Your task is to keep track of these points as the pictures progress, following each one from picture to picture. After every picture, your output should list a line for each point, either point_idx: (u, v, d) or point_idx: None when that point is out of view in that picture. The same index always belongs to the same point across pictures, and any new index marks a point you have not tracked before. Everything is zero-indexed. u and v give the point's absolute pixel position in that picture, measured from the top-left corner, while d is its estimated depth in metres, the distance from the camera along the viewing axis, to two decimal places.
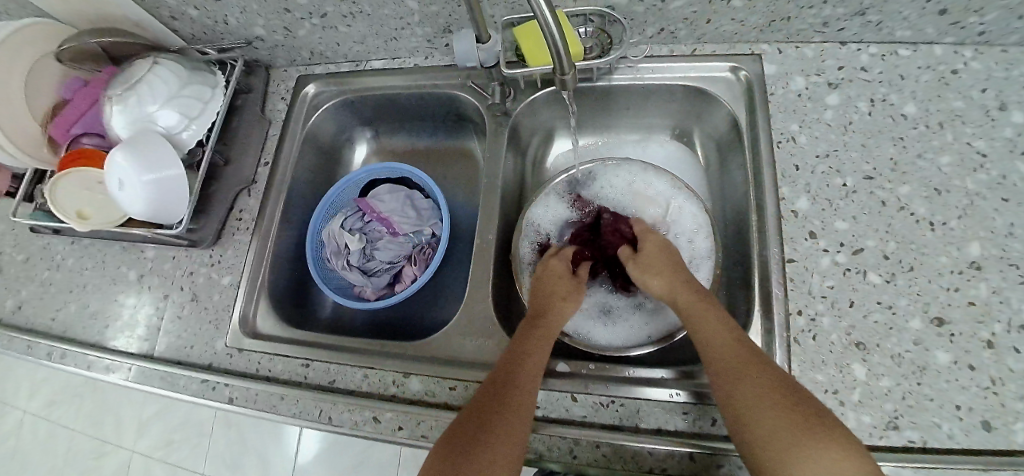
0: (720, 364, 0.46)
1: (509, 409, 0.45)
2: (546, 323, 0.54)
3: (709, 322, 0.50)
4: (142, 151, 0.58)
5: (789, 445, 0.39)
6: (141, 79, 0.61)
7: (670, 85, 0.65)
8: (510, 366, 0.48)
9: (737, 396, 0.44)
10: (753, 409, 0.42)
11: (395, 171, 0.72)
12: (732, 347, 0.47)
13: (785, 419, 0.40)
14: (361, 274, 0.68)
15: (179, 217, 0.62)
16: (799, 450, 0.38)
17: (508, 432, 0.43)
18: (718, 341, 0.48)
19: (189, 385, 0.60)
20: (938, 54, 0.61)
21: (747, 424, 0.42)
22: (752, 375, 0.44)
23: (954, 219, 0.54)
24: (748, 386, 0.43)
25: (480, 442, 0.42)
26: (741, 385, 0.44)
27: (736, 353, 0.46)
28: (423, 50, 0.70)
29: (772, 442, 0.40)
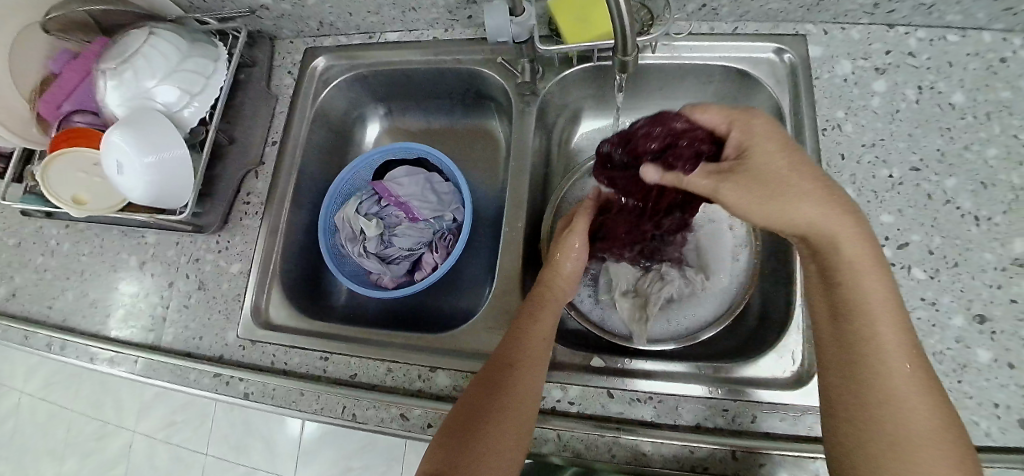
0: (869, 338, 0.37)
1: (511, 405, 0.43)
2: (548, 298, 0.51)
3: (870, 279, 0.38)
4: (141, 130, 0.53)
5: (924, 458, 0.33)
6: (137, 51, 0.56)
7: (711, 65, 0.62)
8: (510, 359, 0.46)
9: (891, 370, 0.36)
10: (895, 402, 0.35)
11: (413, 151, 0.68)
12: (892, 321, 0.37)
13: (932, 425, 0.34)
14: (378, 261, 0.65)
15: (183, 202, 0.59)
16: (916, 452, 0.33)
17: (503, 433, 0.41)
18: (879, 308, 0.37)
19: (200, 380, 0.57)
20: (986, 41, 0.58)
21: (885, 416, 0.35)
22: (903, 360, 0.36)
23: (1001, 214, 0.52)
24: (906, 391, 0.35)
25: (475, 446, 0.40)
26: (894, 364, 0.36)
27: (891, 325, 0.37)
28: (443, 21, 0.65)
29: (889, 436, 0.34)
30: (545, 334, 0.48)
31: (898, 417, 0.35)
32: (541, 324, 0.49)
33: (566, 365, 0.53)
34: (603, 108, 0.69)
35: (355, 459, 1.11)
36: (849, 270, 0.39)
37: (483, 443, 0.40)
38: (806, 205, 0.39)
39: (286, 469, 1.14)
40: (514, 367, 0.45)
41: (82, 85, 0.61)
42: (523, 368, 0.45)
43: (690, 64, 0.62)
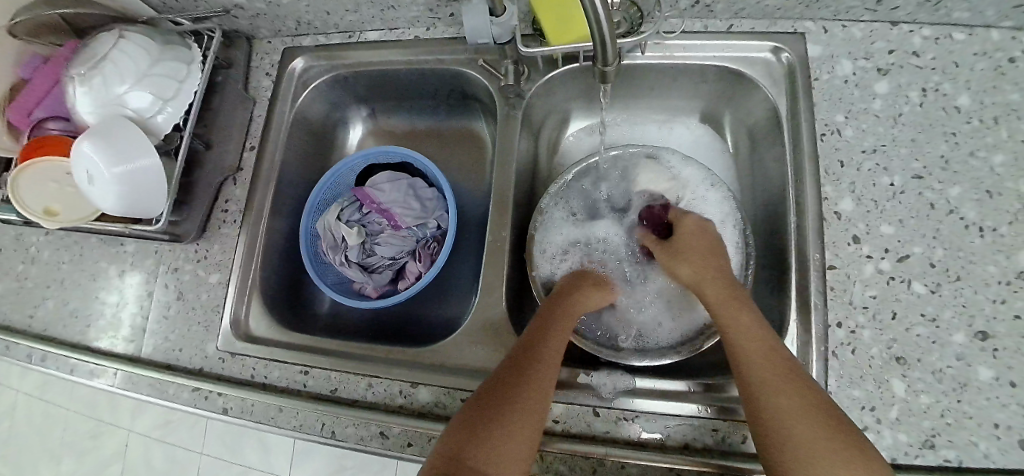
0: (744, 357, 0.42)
1: (526, 393, 0.40)
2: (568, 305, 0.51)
3: (739, 316, 0.45)
4: (110, 139, 0.51)
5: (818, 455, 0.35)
6: (105, 56, 0.54)
7: (704, 65, 0.59)
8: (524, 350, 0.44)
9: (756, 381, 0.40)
10: (783, 409, 0.38)
11: (396, 155, 0.66)
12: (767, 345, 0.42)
13: (803, 421, 0.37)
14: (360, 270, 0.63)
15: (157, 212, 0.57)
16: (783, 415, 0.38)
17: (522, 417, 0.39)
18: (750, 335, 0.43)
19: (180, 394, 0.56)
20: (995, 39, 0.55)
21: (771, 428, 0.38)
22: (769, 365, 0.41)
23: (1007, 225, 0.49)
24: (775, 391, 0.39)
25: (491, 429, 0.37)
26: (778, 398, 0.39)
27: (768, 347, 0.42)
28: (424, 20, 0.62)
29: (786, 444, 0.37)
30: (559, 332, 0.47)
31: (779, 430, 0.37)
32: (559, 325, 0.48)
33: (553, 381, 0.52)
34: (592, 109, 0.67)
35: (349, 458, 1.11)
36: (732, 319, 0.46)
37: (503, 428, 0.37)
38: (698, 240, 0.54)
39: (280, 468, 1.14)
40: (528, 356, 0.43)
41: (53, 90, 0.58)
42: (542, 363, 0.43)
43: (683, 64, 0.59)
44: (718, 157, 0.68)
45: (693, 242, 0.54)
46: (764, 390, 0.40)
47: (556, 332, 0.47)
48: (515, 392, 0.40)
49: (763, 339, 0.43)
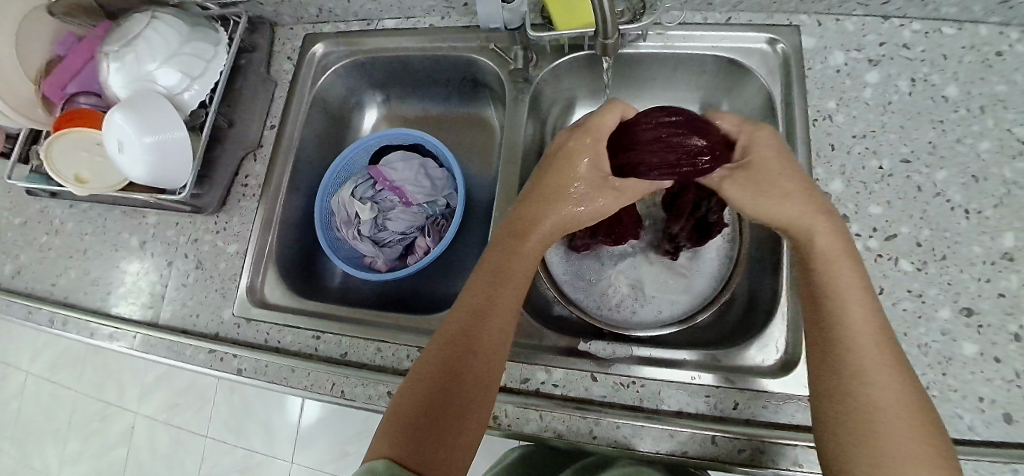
0: (840, 311, 0.39)
1: (470, 390, 0.41)
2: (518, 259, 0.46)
3: (838, 258, 0.41)
4: (141, 111, 0.55)
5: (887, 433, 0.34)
6: (140, 35, 0.58)
7: (703, 55, 0.62)
8: (468, 334, 0.43)
9: (852, 343, 0.37)
10: (869, 379, 0.36)
11: (408, 137, 0.69)
12: (863, 302, 0.39)
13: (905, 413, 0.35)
14: (372, 244, 0.66)
15: (181, 183, 0.60)
16: (880, 398, 0.35)
17: (460, 413, 0.40)
18: (849, 289, 0.40)
19: (196, 356, 0.59)
20: (982, 34, 0.58)
21: (858, 397, 0.36)
22: (865, 329, 0.38)
23: (991, 208, 0.52)
24: (873, 357, 0.37)
25: (436, 430, 0.38)
26: (864, 360, 0.37)
27: (865, 307, 0.39)
28: (439, 9, 0.66)
29: (863, 417, 0.35)
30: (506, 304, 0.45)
31: (861, 400, 0.36)
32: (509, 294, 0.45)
33: (553, 349, 0.54)
34: (596, 97, 0.70)
35: (350, 443, 1.13)
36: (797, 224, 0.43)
37: (445, 433, 0.38)
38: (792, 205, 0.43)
39: (283, 452, 1.15)
40: (470, 343, 0.42)
41: (86, 65, 0.62)
42: (484, 347, 0.42)
43: (685, 53, 0.62)
44: None
45: (770, 166, 0.45)
46: (857, 350, 0.37)
47: (501, 306, 0.44)
48: (453, 391, 0.40)
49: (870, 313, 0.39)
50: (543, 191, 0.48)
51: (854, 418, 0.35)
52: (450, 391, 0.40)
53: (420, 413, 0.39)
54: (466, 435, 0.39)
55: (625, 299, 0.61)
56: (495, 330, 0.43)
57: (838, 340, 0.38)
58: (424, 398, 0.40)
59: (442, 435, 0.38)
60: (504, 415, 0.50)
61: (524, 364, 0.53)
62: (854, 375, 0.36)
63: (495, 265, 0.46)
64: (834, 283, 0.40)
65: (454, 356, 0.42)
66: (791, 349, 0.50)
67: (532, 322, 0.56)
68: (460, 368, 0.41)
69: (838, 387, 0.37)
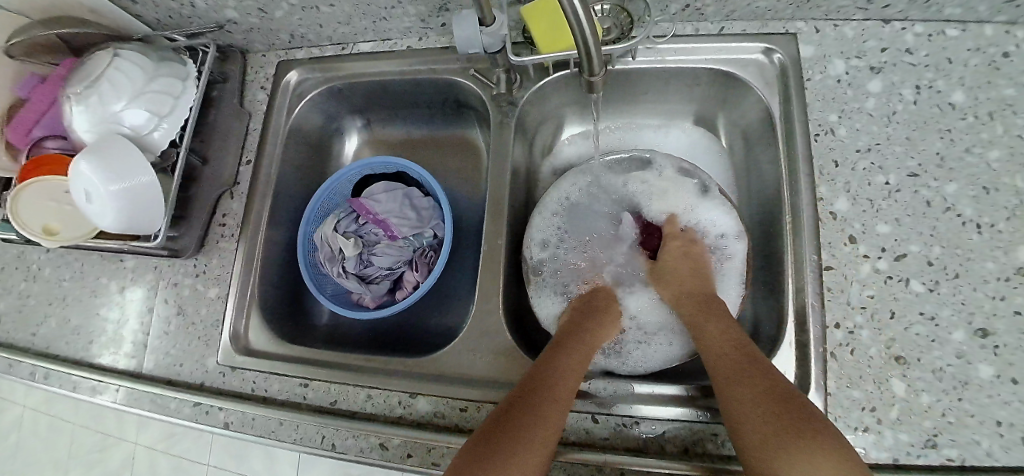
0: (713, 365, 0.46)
1: (552, 419, 0.42)
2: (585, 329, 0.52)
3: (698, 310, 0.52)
4: (106, 157, 0.52)
5: (771, 437, 0.38)
6: (101, 75, 0.54)
7: (696, 68, 0.59)
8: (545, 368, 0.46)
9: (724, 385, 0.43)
10: (742, 403, 0.41)
11: (391, 166, 0.67)
12: (731, 350, 0.46)
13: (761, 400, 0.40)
14: (359, 281, 0.63)
15: (155, 228, 0.57)
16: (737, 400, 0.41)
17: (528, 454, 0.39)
18: (716, 345, 0.47)
19: (182, 409, 0.56)
20: (988, 35, 0.55)
21: (741, 425, 0.40)
22: (731, 369, 0.44)
23: (1004, 221, 0.49)
24: (736, 385, 0.42)
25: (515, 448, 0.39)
26: (730, 393, 0.42)
27: (735, 350, 0.46)
28: (416, 30, 0.63)
29: (759, 434, 0.38)
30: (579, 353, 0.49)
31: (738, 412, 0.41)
32: (584, 348, 0.50)
33: None
34: (585, 114, 0.67)
35: (353, 465, 1.12)
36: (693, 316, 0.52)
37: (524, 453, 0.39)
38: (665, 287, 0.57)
39: None
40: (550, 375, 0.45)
41: (52, 108, 0.59)
42: (563, 382, 0.45)
43: (676, 67, 0.59)
44: (714, 158, 0.68)
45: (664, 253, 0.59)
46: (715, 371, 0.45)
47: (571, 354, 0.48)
48: (526, 418, 0.41)
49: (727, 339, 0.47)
50: (598, 314, 0.55)
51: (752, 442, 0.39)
52: (526, 421, 0.41)
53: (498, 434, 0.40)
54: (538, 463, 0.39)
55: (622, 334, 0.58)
56: (571, 370, 0.46)
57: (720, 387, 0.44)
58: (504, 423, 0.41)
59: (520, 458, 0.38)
60: None
61: None
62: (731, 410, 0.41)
63: (567, 331, 0.52)
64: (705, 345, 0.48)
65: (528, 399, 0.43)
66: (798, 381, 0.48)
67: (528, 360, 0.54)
68: (539, 396, 0.43)
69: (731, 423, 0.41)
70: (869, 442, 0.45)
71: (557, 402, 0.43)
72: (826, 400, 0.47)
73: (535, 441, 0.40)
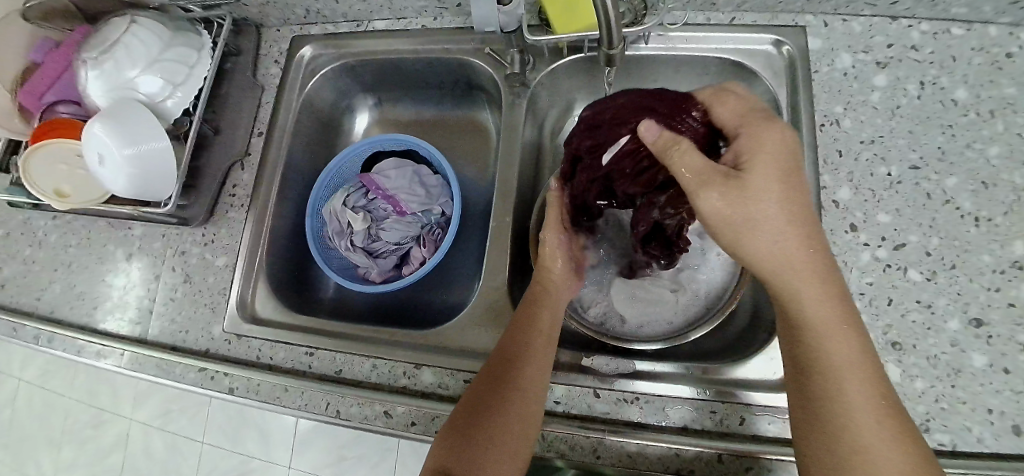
0: (816, 338, 0.38)
1: (517, 407, 0.42)
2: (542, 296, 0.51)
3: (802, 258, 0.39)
4: (120, 122, 0.52)
5: (877, 457, 0.34)
6: (117, 41, 0.55)
7: (706, 58, 0.60)
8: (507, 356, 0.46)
9: (837, 377, 0.36)
10: (849, 403, 0.36)
11: (402, 143, 0.67)
12: (836, 323, 0.38)
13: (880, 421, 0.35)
14: (365, 255, 0.64)
15: (166, 195, 0.58)
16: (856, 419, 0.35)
17: (506, 446, 0.41)
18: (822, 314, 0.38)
19: (186, 374, 0.57)
20: (992, 35, 0.56)
21: (847, 431, 0.35)
22: (839, 354, 0.37)
23: (1001, 215, 0.50)
24: (853, 388, 0.36)
25: (480, 441, 0.41)
26: (845, 400, 0.36)
27: (835, 323, 0.38)
28: (432, 9, 0.63)
29: (873, 450, 0.34)
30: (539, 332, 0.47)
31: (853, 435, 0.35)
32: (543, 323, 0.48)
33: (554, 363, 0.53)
34: (595, 99, 0.68)
35: (348, 448, 1.12)
36: (746, 221, 0.39)
37: (492, 447, 0.41)
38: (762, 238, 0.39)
39: (280, 457, 1.14)
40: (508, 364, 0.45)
41: (65, 71, 0.59)
42: (521, 368, 0.44)
43: (687, 55, 0.60)
44: None
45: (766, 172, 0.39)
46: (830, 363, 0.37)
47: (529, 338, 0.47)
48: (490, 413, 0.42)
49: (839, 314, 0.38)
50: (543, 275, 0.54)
51: (842, 446, 0.35)
52: (488, 416, 0.42)
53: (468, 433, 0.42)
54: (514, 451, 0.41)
55: (609, 301, 0.60)
56: (532, 350, 0.46)
57: (820, 373, 0.37)
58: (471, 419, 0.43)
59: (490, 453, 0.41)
60: None
61: None
62: (833, 403, 0.36)
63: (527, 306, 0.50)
64: (810, 308, 0.38)
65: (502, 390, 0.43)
66: None
67: None
68: (502, 389, 0.43)
69: (827, 418, 0.36)
70: None
71: (518, 390, 0.43)
72: None
73: (500, 431, 0.41)
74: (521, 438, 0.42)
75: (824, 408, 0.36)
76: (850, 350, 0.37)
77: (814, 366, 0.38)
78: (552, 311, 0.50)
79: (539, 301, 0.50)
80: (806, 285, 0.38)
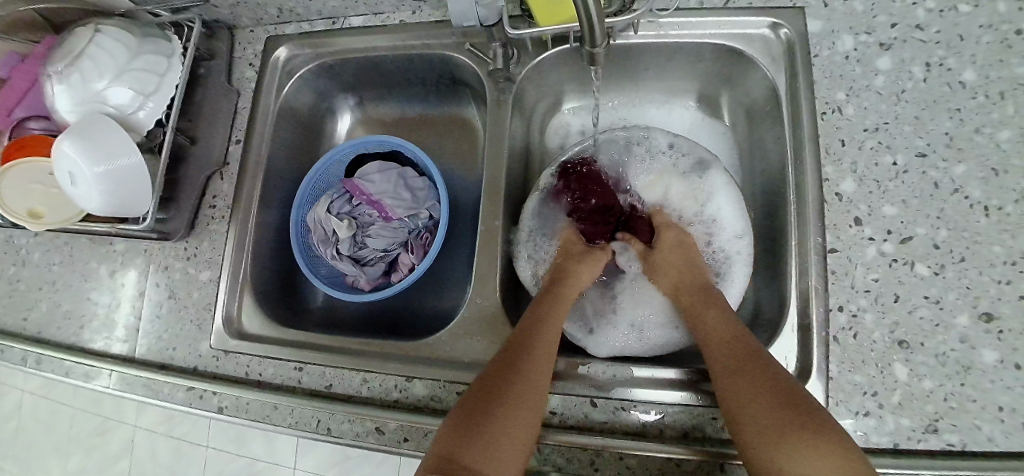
0: (708, 348, 0.46)
1: (529, 392, 0.41)
2: (558, 289, 0.52)
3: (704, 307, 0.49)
4: (89, 138, 0.50)
5: (778, 437, 0.36)
6: (82, 51, 0.52)
7: (701, 44, 0.57)
8: (523, 338, 0.45)
9: (722, 374, 0.43)
10: (736, 385, 0.41)
11: (386, 145, 0.65)
12: (725, 337, 0.45)
13: (762, 395, 0.39)
14: (353, 264, 0.63)
15: (144, 211, 0.56)
16: (740, 397, 0.40)
17: (515, 434, 0.38)
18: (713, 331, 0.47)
19: (175, 394, 0.56)
20: (1003, 10, 0.52)
21: (734, 415, 0.40)
22: (728, 356, 0.43)
23: (1013, 204, 0.48)
24: (736, 382, 0.41)
25: (494, 419, 0.38)
26: (733, 385, 0.41)
27: (724, 335, 0.45)
28: (410, 3, 0.60)
29: (750, 425, 0.38)
30: (556, 324, 0.48)
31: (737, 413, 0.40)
32: (556, 320, 0.48)
33: (549, 372, 0.51)
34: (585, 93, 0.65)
35: (352, 448, 1.13)
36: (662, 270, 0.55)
37: (504, 427, 0.38)
38: (675, 258, 0.55)
39: (285, 459, 1.15)
40: (526, 344, 0.44)
41: (30, 88, 0.56)
42: (540, 352, 0.44)
43: (679, 43, 0.57)
44: (716, 138, 0.66)
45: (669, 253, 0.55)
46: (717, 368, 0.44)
47: (544, 327, 0.47)
48: (506, 392, 0.40)
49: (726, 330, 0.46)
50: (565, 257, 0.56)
51: (747, 429, 0.38)
52: (502, 396, 0.40)
53: (479, 407, 0.40)
54: (521, 440, 0.39)
55: (603, 293, 0.60)
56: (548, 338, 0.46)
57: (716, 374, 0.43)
58: (484, 396, 0.41)
59: (499, 437, 0.38)
60: None
61: None
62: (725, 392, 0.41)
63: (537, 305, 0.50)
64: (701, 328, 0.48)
65: (511, 377, 0.42)
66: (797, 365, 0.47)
67: None
68: (517, 369, 0.42)
69: (725, 408, 0.41)
70: (869, 426, 0.45)
71: (533, 372, 0.43)
72: (827, 384, 0.46)
73: (514, 415, 0.39)
74: (527, 433, 0.39)
75: (730, 416, 0.40)
76: (743, 354, 0.43)
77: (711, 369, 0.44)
78: (565, 307, 0.50)
79: (556, 297, 0.51)
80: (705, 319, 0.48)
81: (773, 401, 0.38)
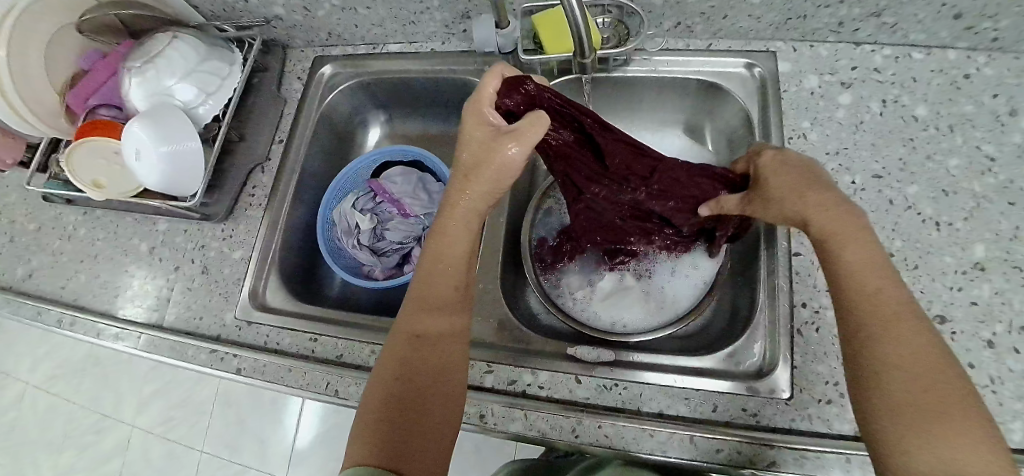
0: (869, 317, 0.38)
1: (437, 397, 0.44)
2: (433, 273, 0.49)
3: (854, 247, 0.40)
4: (158, 123, 0.58)
5: (940, 438, 0.32)
6: (160, 53, 0.62)
7: (686, 79, 0.66)
8: (414, 348, 0.45)
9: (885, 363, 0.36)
10: (911, 378, 0.35)
11: (409, 154, 0.73)
12: (894, 313, 0.37)
13: (931, 386, 0.34)
14: (370, 253, 0.70)
15: (192, 191, 0.63)
16: (902, 383, 0.35)
17: (434, 436, 0.42)
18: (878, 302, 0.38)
19: (197, 356, 0.61)
20: (950, 59, 0.61)
21: (896, 397, 0.35)
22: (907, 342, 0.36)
23: (960, 220, 0.54)
24: (902, 358, 0.35)
25: (412, 432, 0.41)
26: (902, 366, 0.35)
27: (896, 316, 0.37)
28: (440, 35, 0.71)
29: (904, 426, 0.33)
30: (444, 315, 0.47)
31: (900, 401, 0.34)
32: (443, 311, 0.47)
33: (540, 352, 0.56)
34: None
35: (345, 459, 1.13)
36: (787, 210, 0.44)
37: (423, 437, 0.41)
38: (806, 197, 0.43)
39: (277, 467, 1.15)
40: (418, 354, 0.45)
41: (108, 82, 0.66)
42: (439, 352, 0.46)
43: (669, 76, 0.67)
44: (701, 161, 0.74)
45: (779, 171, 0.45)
46: (876, 333, 0.37)
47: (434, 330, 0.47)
48: (420, 405, 0.43)
49: (889, 289, 0.38)
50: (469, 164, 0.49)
51: (890, 422, 0.34)
52: (415, 411, 0.42)
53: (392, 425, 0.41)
54: (441, 436, 0.43)
55: (592, 295, 0.64)
56: (444, 342, 0.46)
57: (869, 354, 0.37)
58: (394, 414, 0.42)
59: (419, 446, 0.41)
60: (491, 414, 0.52)
61: (512, 366, 0.55)
62: (881, 384, 0.35)
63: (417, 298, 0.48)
64: (857, 290, 0.39)
65: (423, 374, 0.44)
66: (768, 354, 0.52)
67: (523, 327, 0.59)
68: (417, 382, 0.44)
69: (875, 397, 0.36)
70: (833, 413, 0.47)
71: (435, 375, 0.44)
72: (792, 372, 0.49)
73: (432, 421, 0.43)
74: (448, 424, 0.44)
75: (880, 401, 0.35)
76: (915, 336, 0.36)
77: (864, 348, 0.37)
78: (449, 289, 0.48)
79: (427, 284, 0.48)
80: (855, 253, 0.40)
81: (942, 392, 0.34)
